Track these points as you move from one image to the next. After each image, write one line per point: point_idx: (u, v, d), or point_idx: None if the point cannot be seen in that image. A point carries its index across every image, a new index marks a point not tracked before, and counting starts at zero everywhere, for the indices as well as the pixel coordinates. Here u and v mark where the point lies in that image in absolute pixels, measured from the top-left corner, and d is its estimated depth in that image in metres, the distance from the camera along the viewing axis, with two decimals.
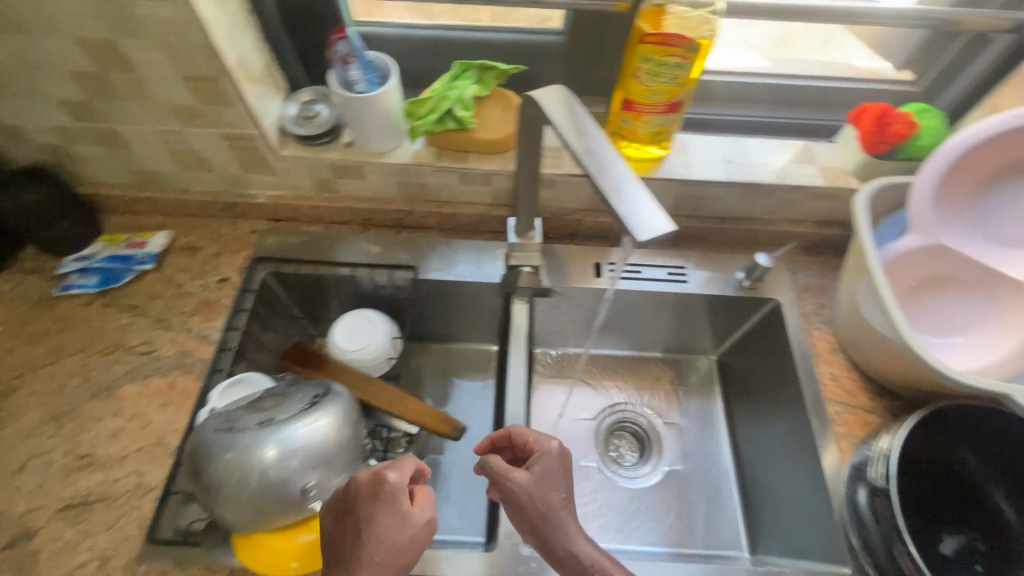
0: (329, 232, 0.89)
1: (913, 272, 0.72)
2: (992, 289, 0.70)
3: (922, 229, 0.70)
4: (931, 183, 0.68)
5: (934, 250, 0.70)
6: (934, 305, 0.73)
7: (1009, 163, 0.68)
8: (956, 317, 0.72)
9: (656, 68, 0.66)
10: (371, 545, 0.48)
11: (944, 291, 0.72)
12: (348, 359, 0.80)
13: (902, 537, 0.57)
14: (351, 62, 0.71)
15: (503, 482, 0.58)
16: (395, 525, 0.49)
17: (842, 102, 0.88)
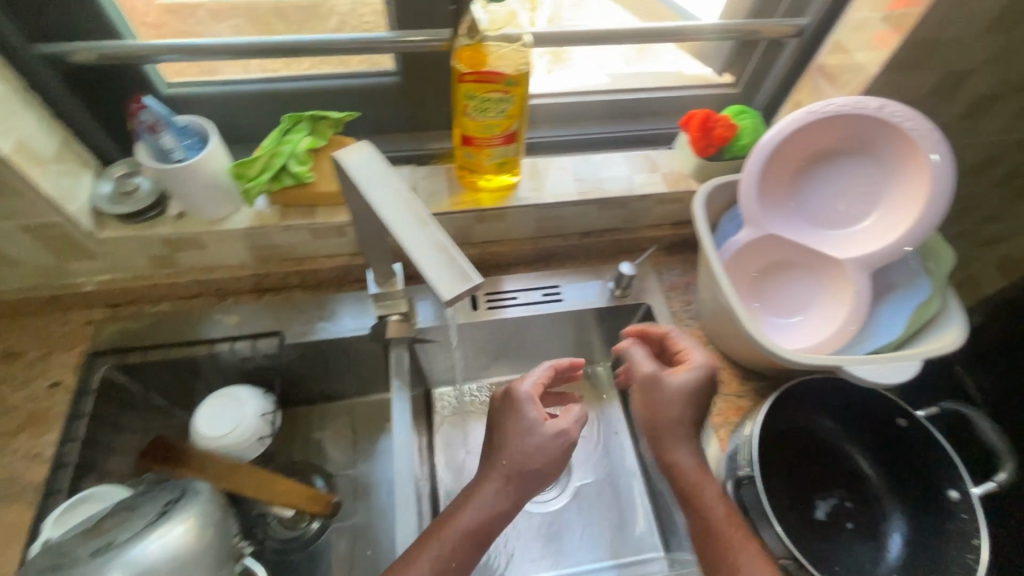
0: (180, 308, 0.82)
1: (754, 261, 0.77)
2: (822, 268, 0.74)
3: (753, 222, 0.74)
4: (754, 179, 0.71)
5: (767, 240, 0.75)
6: (775, 287, 0.78)
7: (818, 151, 0.72)
8: (796, 297, 0.77)
9: (482, 104, 0.66)
10: (514, 447, 0.64)
11: (783, 275, 0.77)
12: (215, 446, 0.73)
13: (769, 519, 0.60)
14: (162, 129, 0.65)
15: (638, 390, 0.71)
16: (539, 430, 0.64)
17: (675, 110, 0.93)
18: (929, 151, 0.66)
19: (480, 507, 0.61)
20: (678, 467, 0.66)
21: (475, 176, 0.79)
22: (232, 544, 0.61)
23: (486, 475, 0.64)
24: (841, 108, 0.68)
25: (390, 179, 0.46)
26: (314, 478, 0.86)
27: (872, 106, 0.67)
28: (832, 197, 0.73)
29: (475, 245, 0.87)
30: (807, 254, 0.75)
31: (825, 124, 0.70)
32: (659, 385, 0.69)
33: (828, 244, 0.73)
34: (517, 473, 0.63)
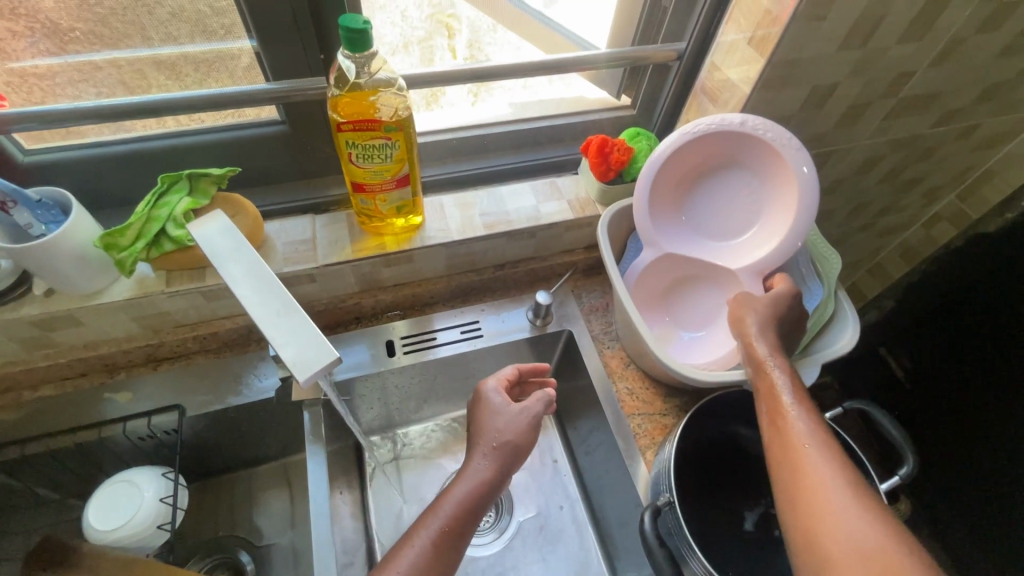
0: (65, 391, 0.75)
1: (659, 278, 0.78)
2: (722, 279, 0.75)
3: (649, 242, 0.75)
4: (643, 200, 0.73)
5: (666, 258, 0.76)
6: (684, 301, 0.80)
7: (702, 166, 0.73)
8: (701, 309, 0.78)
9: (365, 150, 0.64)
10: (491, 428, 0.66)
11: (688, 289, 0.79)
12: (107, 542, 0.67)
13: (689, 546, 0.59)
14: (13, 205, 0.60)
15: (753, 308, 0.66)
16: (509, 411, 0.67)
17: (578, 135, 0.95)
18: (795, 161, 0.66)
19: (465, 488, 0.61)
20: (775, 379, 0.60)
21: (376, 221, 0.77)
22: None
23: (473, 458, 0.64)
24: (709, 126, 0.69)
25: (243, 245, 0.44)
26: (241, 554, 0.79)
27: (736, 122, 0.68)
28: (721, 211, 0.74)
29: (387, 289, 0.84)
30: (706, 269, 0.76)
31: (697, 142, 0.71)
32: (760, 305, 0.66)
33: (724, 256, 0.74)
34: (503, 448, 0.64)
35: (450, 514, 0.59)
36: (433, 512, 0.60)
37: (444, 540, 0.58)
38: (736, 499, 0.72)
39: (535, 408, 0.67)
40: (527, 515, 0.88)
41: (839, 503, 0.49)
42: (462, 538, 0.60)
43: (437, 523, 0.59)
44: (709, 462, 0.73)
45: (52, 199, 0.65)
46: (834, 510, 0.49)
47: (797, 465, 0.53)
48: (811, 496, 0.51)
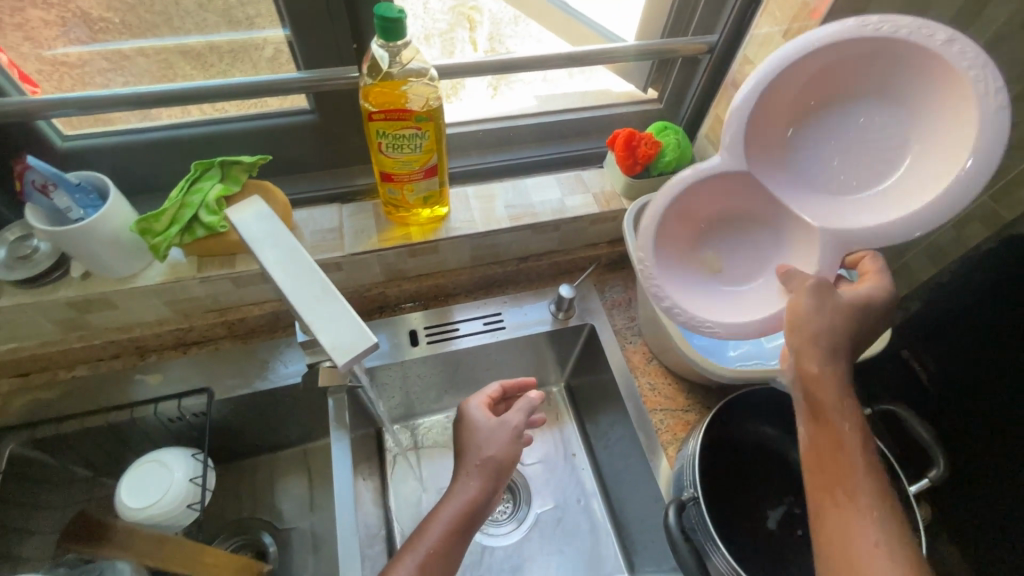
0: (98, 372, 0.77)
1: (713, 201, 0.62)
2: (764, 246, 0.63)
3: (732, 149, 0.59)
4: (744, 101, 0.57)
5: (737, 177, 0.60)
6: (726, 250, 0.65)
7: (837, 81, 0.57)
8: (737, 263, 0.64)
9: (395, 140, 0.65)
10: (477, 448, 0.66)
11: (733, 234, 0.64)
12: (139, 519, 0.68)
13: (714, 541, 0.59)
14: (54, 189, 0.61)
15: (824, 312, 0.55)
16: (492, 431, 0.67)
17: (604, 128, 0.94)
18: (981, 101, 0.50)
19: (457, 507, 0.63)
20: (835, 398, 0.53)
21: (403, 211, 0.77)
22: None
23: (462, 476, 0.65)
24: (877, 30, 0.52)
25: (280, 231, 0.44)
26: (263, 536, 0.81)
27: (937, 36, 0.51)
28: (747, 165, 0.60)
29: (411, 279, 0.85)
30: (746, 211, 0.63)
31: (869, 40, 0.53)
32: (829, 300, 0.55)
33: (782, 219, 0.61)
34: (491, 465, 0.65)
35: (437, 535, 0.61)
36: (431, 523, 0.62)
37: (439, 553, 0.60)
38: (759, 496, 0.72)
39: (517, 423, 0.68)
40: (545, 507, 0.88)
41: (877, 552, 0.48)
42: (458, 548, 0.62)
43: (432, 538, 0.61)
44: (731, 460, 0.72)
45: (91, 184, 0.66)
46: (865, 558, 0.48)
47: (841, 500, 0.51)
48: (854, 561, 0.48)
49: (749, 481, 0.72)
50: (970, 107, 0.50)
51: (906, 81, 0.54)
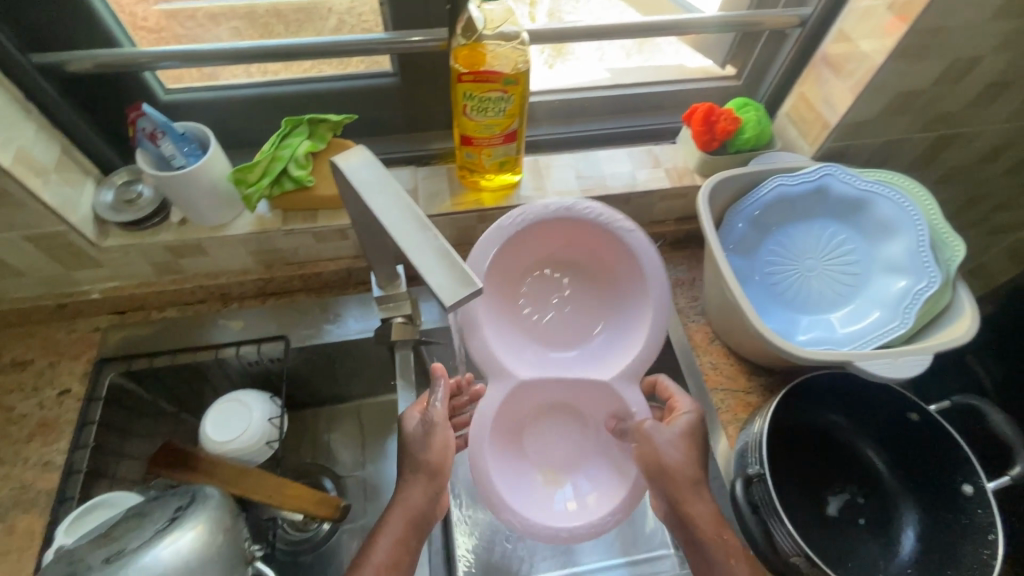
0: (186, 314, 0.82)
1: (512, 415, 0.72)
2: (588, 438, 0.75)
3: (501, 377, 0.70)
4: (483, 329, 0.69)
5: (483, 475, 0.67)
6: (540, 435, 0.74)
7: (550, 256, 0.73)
8: (519, 483, 0.69)
9: (480, 103, 0.66)
10: (414, 456, 0.63)
11: (511, 456, 0.71)
12: (222, 451, 0.74)
13: (779, 516, 0.60)
14: (162, 136, 0.65)
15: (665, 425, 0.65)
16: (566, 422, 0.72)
17: (679, 103, 0.92)
18: (659, 294, 0.70)
19: (406, 514, 0.60)
20: (683, 502, 0.61)
21: (477, 176, 0.79)
22: (243, 547, 0.60)
23: (404, 480, 0.62)
24: (536, 216, 0.68)
25: (388, 183, 0.47)
26: (325, 481, 0.85)
27: (590, 213, 0.68)
28: (566, 320, 0.74)
29: (478, 245, 0.87)
30: (578, 402, 0.74)
31: (567, 220, 0.69)
32: (649, 443, 0.64)
33: (576, 369, 0.72)
34: (427, 470, 0.63)
35: (386, 547, 0.58)
36: (375, 541, 0.59)
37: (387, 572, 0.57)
38: (822, 481, 0.71)
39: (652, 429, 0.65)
40: None
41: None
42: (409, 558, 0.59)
43: (380, 552, 0.58)
44: (794, 444, 0.72)
45: (193, 135, 0.69)
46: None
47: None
48: None
49: (813, 466, 0.72)
50: (648, 300, 0.70)
51: (637, 274, 0.71)
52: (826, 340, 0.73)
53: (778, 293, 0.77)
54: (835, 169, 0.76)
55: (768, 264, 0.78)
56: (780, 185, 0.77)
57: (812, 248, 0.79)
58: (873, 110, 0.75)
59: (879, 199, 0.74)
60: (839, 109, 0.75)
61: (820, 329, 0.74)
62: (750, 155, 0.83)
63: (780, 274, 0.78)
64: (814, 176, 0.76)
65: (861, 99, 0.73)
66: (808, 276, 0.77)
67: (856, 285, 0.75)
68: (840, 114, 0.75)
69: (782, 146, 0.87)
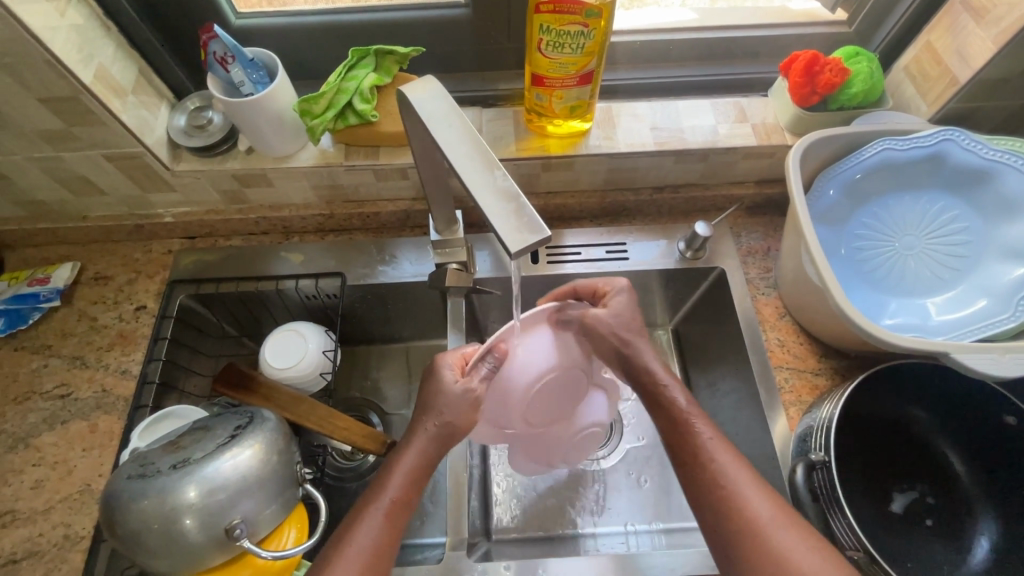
0: (249, 244, 0.84)
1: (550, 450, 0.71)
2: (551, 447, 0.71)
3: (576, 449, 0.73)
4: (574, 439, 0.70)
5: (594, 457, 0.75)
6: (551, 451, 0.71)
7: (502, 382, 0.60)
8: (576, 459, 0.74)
9: (557, 38, 0.61)
10: (439, 408, 0.59)
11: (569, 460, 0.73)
12: (279, 378, 0.76)
13: (842, 508, 0.56)
14: (231, 61, 0.64)
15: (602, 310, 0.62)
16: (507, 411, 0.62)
17: (776, 51, 0.82)
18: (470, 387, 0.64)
19: (416, 462, 0.58)
20: (697, 440, 0.56)
21: (545, 120, 0.74)
22: (296, 470, 0.63)
23: (414, 424, 0.60)
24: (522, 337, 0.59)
25: (458, 117, 0.45)
26: (371, 415, 0.88)
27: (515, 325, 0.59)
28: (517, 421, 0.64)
29: (539, 195, 0.83)
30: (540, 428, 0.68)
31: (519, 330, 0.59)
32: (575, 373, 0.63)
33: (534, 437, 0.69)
34: (442, 422, 0.58)
35: (400, 483, 0.57)
36: (383, 484, 0.57)
37: (391, 514, 0.55)
38: (889, 475, 0.66)
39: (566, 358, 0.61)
40: (634, 444, 0.84)
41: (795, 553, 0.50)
42: (411, 502, 0.57)
43: (390, 492, 0.56)
44: (864, 434, 0.67)
45: (261, 62, 0.68)
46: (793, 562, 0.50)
47: (747, 535, 0.52)
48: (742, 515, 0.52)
49: (882, 457, 0.67)
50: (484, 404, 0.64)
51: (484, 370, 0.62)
52: (915, 326, 0.66)
53: (868, 271, 0.69)
54: (957, 134, 0.66)
55: (859, 237, 0.71)
56: (887, 148, 0.68)
57: (915, 224, 0.70)
58: (1016, 65, 0.64)
59: (1006, 171, 0.65)
60: (972, 63, 0.65)
61: (912, 314, 0.67)
62: (853, 113, 0.74)
63: (873, 250, 0.70)
64: (930, 140, 0.67)
65: (1003, 52, 0.62)
66: (905, 254, 0.69)
67: (962, 269, 0.67)
68: (973, 69, 0.65)
69: (894, 104, 0.76)
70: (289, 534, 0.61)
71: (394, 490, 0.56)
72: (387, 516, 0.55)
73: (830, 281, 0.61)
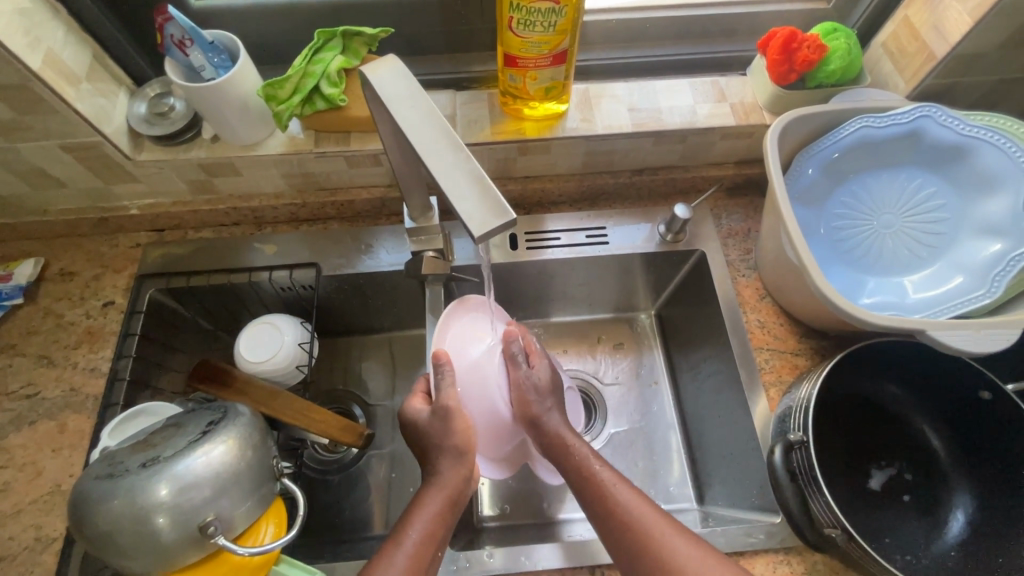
0: (221, 236, 0.82)
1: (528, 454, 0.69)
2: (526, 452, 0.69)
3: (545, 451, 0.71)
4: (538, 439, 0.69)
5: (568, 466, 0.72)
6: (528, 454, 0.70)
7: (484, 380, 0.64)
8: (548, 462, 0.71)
9: (528, 16, 0.59)
10: (440, 443, 0.59)
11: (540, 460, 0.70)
12: (254, 372, 0.75)
13: (820, 489, 0.56)
14: (190, 45, 0.62)
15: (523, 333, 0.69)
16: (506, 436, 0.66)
17: (754, 29, 0.81)
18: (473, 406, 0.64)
19: (444, 497, 0.56)
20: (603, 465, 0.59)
21: (519, 103, 0.72)
22: (272, 464, 0.62)
23: (431, 468, 0.59)
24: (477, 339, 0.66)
25: (421, 97, 0.43)
26: (353, 407, 0.87)
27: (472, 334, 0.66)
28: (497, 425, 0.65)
29: (516, 180, 0.81)
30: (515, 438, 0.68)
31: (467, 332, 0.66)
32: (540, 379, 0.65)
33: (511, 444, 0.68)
34: (455, 453, 0.58)
35: (421, 524, 0.54)
36: (407, 525, 0.55)
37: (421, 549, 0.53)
38: (867, 452, 0.67)
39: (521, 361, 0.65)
40: (617, 429, 0.84)
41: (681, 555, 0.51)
42: (441, 536, 0.55)
43: (416, 530, 0.54)
44: (842, 413, 0.68)
45: (222, 45, 0.65)
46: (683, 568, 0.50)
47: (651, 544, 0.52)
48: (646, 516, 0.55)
49: (859, 435, 0.67)
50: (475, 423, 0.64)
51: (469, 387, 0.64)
52: (893, 305, 0.66)
53: (845, 251, 0.69)
54: (934, 110, 0.66)
55: (837, 217, 0.70)
56: (864, 126, 0.68)
57: (893, 202, 0.70)
58: (993, 39, 0.63)
59: (983, 147, 0.65)
60: (949, 37, 0.64)
61: (889, 292, 0.67)
62: (832, 90, 0.73)
63: (852, 229, 0.70)
64: (908, 117, 0.67)
65: (979, 26, 0.61)
66: (883, 233, 0.69)
67: (938, 246, 0.67)
68: (950, 44, 0.64)
69: (871, 81, 0.75)
70: (268, 529, 0.61)
71: (419, 530, 0.54)
72: (414, 555, 0.52)
73: (808, 261, 0.60)
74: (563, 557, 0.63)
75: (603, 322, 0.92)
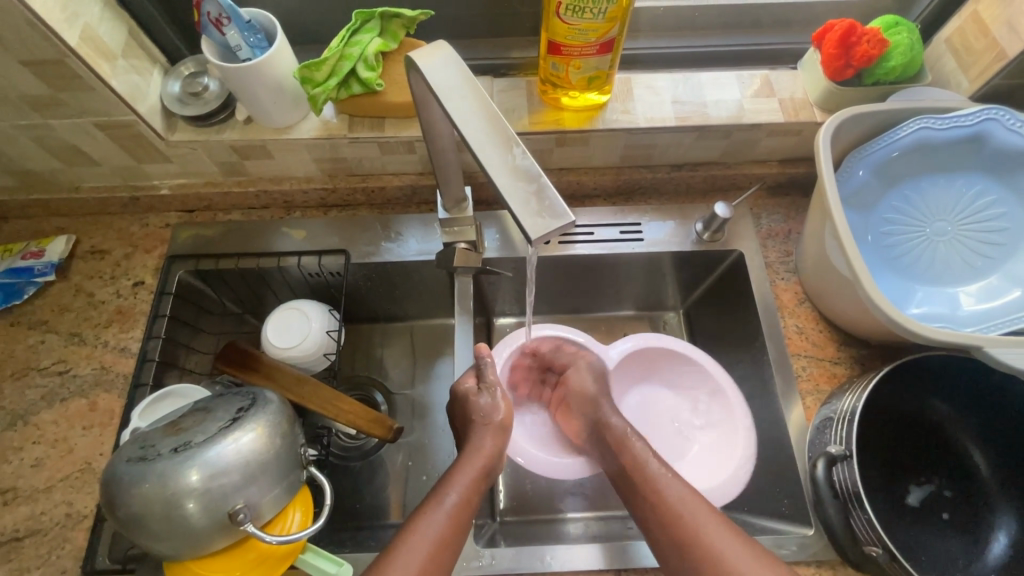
0: (250, 219, 0.81)
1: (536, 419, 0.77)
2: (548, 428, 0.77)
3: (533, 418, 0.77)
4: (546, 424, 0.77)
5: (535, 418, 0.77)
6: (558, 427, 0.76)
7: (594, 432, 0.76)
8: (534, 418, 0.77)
9: (578, 2, 0.57)
10: (480, 420, 0.64)
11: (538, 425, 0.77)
12: (280, 358, 0.75)
13: (864, 507, 0.55)
14: (226, 23, 0.59)
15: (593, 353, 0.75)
16: (473, 422, 0.64)
17: (807, 20, 0.77)
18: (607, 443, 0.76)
19: (429, 543, 0.52)
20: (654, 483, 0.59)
21: (560, 92, 0.70)
22: (301, 452, 0.61)
23: (471, 439, 0.63)
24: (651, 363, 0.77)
25: (470, 87, 0.41)
26: (376, 395, 0.87)
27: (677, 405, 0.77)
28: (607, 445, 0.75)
29: (551, 171, 0.79)
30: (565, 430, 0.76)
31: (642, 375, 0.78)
32: (464, 400, 0.66)
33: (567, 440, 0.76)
34: (497, 426, 0.64)
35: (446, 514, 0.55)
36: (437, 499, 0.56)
37: None
38: (906, 467, 0.65)
39: (469, 392, 0.66)
40: None
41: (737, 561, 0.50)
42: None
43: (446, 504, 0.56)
44: (882, 426, 0.65)
45: (259, 24, 0.64)
46: (728, 558, 0.51)
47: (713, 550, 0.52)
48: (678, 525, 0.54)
49: (897, 449, 0.65)
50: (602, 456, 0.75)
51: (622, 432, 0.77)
52: (942, 316, 0.63)
53: (895, 258, 0.66)
54: (1000, 112, 0.62)
55: (887, 222, 0.67)
56: (923, 127, 0.64)
57: (946, 209, 0.67)
58: None
59: None
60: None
61: (940, 303, 0.64)
62: (889, 88, 0.69)
63: (903, 236, 0.67)
64: (972, 119, 0.63)
65: None
66: (935, 240, 0.66)
67: (994, 257, 0.64)
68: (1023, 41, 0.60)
69: (931, 78, 0.71)
70: (295, 514, 0.61)
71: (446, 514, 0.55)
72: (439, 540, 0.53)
73: (860, 269, 0.58)
74: (589, 560, 0.63)
75: (630, 319, 0.90)
